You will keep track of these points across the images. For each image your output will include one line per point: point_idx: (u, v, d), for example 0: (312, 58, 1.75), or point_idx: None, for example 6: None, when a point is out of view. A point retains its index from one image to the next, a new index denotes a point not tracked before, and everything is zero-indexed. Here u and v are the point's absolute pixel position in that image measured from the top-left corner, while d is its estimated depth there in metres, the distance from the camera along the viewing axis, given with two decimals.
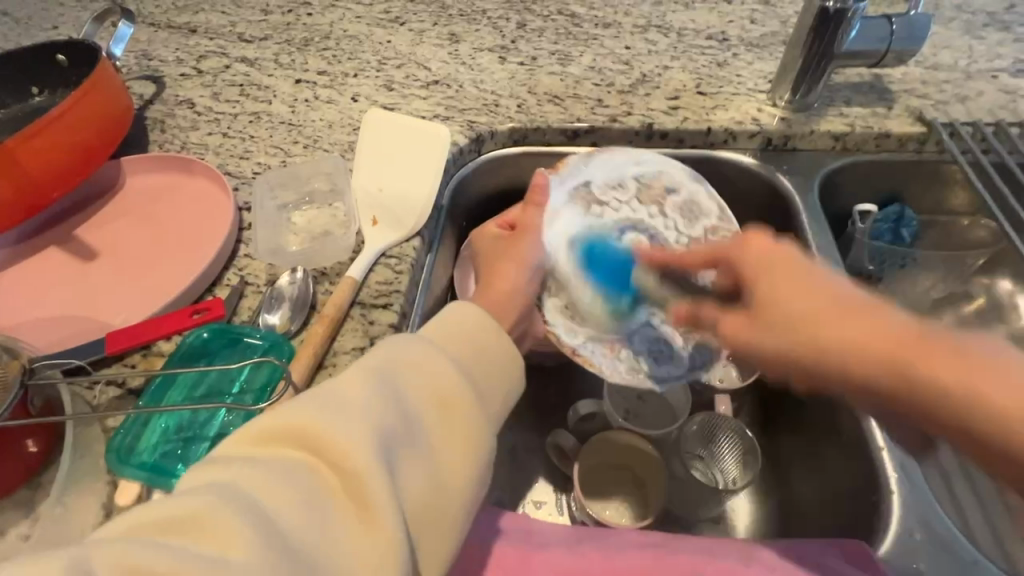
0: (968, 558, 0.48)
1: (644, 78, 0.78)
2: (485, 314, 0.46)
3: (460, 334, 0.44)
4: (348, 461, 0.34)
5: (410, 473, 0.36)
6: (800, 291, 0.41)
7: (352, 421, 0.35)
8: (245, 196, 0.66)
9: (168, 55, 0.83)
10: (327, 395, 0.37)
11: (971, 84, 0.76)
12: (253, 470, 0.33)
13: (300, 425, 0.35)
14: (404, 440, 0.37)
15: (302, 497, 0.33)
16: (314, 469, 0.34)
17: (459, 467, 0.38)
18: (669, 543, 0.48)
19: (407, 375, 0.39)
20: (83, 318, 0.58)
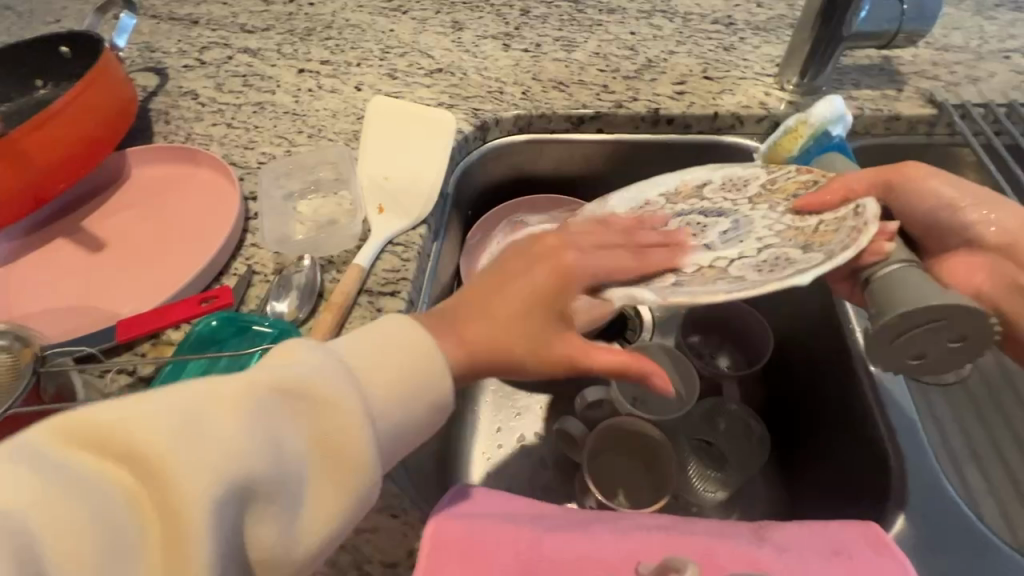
0: (980, 539, 0.48)
1: (650, 64, 0.77)
2: (422, 335, 0.42)
3: (379, 358, 0.40)
4: (181, 505, 0.30)
5: (257, 511, 0.33)
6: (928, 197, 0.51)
7: (203, 451, 0.31)
8: (252, 186, 0.66)
9: (171, 46, 0.83)
10: (188, 409, 0.32)
11: (983, 65, 0.75)
12: (63, 496, 0.28)
13: (138, 446, 0.30)
14: (266, 484, 0.33)
15: (109, 540, 0.28)
16: (138, 496, 0.30)
17: (317, 509, 0.35)
18: (680, 525, 0.48)
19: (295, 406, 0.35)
20: (92, 309, 0.58)
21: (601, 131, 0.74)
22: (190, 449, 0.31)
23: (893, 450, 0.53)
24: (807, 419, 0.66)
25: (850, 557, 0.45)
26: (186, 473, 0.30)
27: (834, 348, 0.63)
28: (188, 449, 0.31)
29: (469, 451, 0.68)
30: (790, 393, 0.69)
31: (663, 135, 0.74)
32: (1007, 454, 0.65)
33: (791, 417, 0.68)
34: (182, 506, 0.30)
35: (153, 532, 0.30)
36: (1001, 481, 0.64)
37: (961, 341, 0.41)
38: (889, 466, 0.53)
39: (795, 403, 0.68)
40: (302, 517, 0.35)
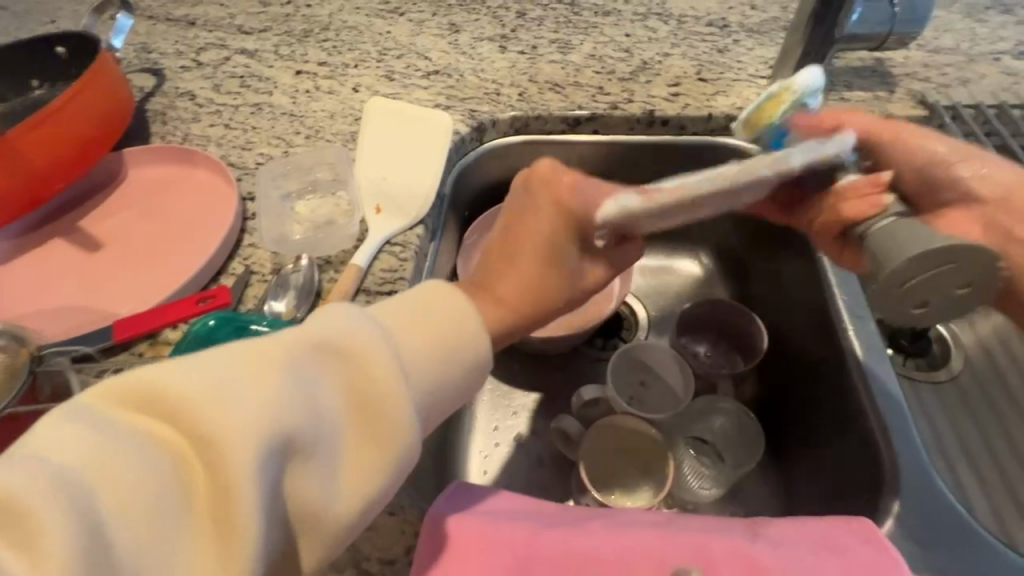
0: (971, 534, 0.49)
1: (645, 65, 0.78)
2: (455, 300, 0.41)
3: (416, 322, 0.39)
4: (224, 457, 0.29)
5: (300, 471, 0.32)
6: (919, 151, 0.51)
7: (246, 409, 0.30)
8: (249, 187, 0.66)
9: (168, 47, 0.83)
10: (229, 369, 0.31)
11: (973, 67, 0.76)
12: (110, 446, 0.28)
13: (183, 399, 0.30)
14: (307, 442, 0.32)
15: (155, 490, 0.28)
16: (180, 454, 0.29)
17: (359, 473, 0.34)
18: (674, 521, 0.49)
19: (336, 365, 0.34)
20: (90, 309, 0.58)
21: (596, 132, 0.75)
22: (233, 403, 0.30)
23: (886, 451, 0.53)
24: (803, 421, 0.66)
25: (842, 552, 0.46)
26: (231, 426, 0.30)
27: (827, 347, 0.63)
28: (231, 404, 0.30)
29: (466, 449, 0.69)
30: (785, 391, 0.70)
31: (658, 136, 0.75)
32: (998, 450, 0.66)
33: (787, 416, 0.68)
34: (227, 462, 0.29)
35: (196, 485, 0.29)
36: (991, 477, 0.64)
37: (967, 288, 0.40)
38: (881, 466, 0.53)
39: (789, 400, 0.69)
40: (343, 480, 0.34)
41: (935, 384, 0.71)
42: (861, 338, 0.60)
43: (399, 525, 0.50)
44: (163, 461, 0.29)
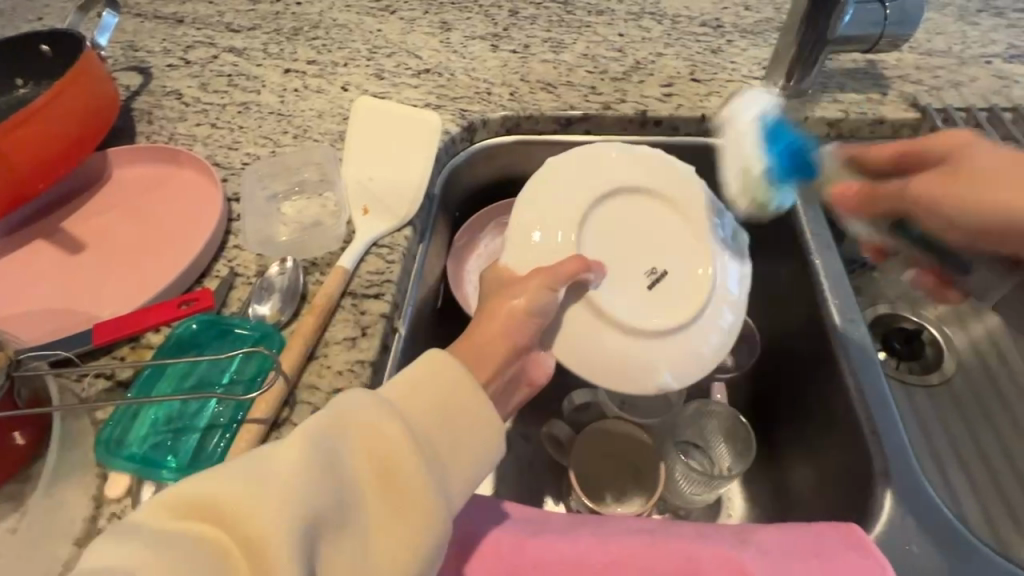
0: (964, 545, 0.49)
1: (638, 65, 0.77)
2: (457, 364, 0.42)
3: (422, 394, 0.40)
4: (261, 549, 0.30)
5: (336, 558, 0.32)
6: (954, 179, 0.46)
7: (275, 504, 0.31)
8: (235, 187, 0.65)
9: (155, 45, 0.82)
10: (259, 470, 0.33)
11: (965, 69, 0.76)
12: (156, 555, 0.30)
13: (217, 500, 0.32)
14: (336, 520, 0.33)
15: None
16: (221, 556, 0.30)
17: (396, 556, 0.34)
18: (665, 529, 0.48)
19: (353, 443, 0.36)
20: (71, 311, 0.57)
21: (589, 133, 0.74)
22: (263, 493, 0.32)
23: (875, 454, 0.53)
24: (794, 423, 0.65)
25: (835, 560, 0.45)
26: (262, 522, 0.31)
27: (818, 350, 0.63)
28: (260, 502, 0.31)
29: None
30: (775, 396, 0.69)
31: (650, 137, 0.74)
32: (989, 454, 0.66)
33: (778, 421, 0.68)
34: (266, 558, 0.30)
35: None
36: (982, 480, 0.64)
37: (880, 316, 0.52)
38: (873, 471, 0.53)
39: (780, 406, 0.68)
40: (379, 559, 0.34)
41: (928, 389, 0.71)
42: (851, 345, 0.59)
43: None
44: (207, 564, 0.30)
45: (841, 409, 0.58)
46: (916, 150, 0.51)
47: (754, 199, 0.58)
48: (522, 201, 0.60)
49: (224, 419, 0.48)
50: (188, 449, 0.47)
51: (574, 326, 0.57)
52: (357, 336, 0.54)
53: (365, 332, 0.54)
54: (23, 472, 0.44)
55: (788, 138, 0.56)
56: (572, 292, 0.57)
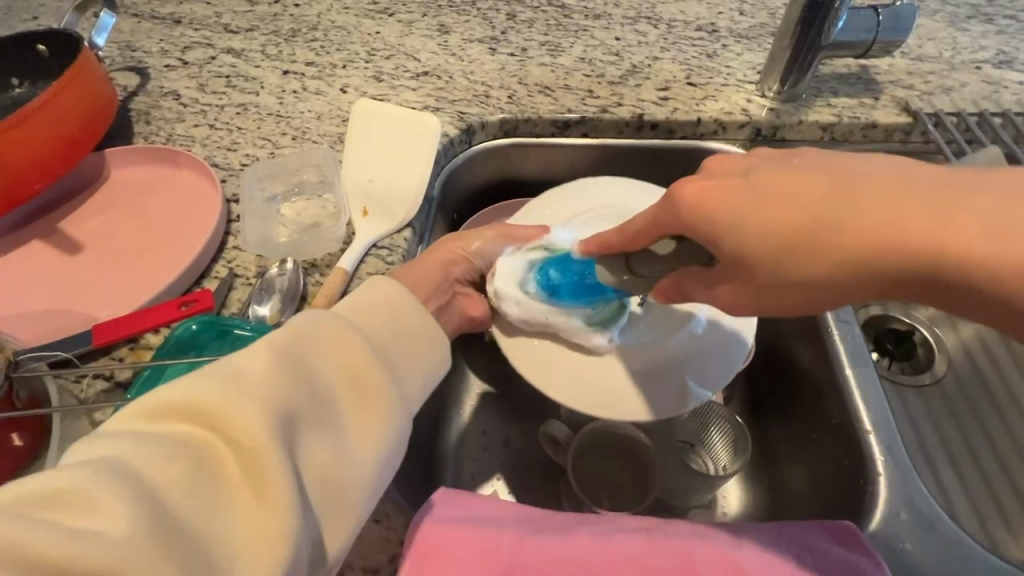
0: (952, 536, 0.50)
1: (634, 69, 0.78)
2: (402, 294, 0.47)
3: (371, 315, 0.45)
4: (246, 434, 0.33)
5: (314, 443, 0.36)
6: (762, 213, 0.37)
7: (252, 393, 0.34)
8: (234, 188, 0.65)
9: (152, 46, 0.82)
10: (229, 370, 0.35)
11: (956, 75, 0.77)
12: (148, 446, 0.31)
13: (199, 400, 0.33)
14: (307, 414, 0.36)
15: (195, 474, 0.31)
16: (204, 441, 0.32)
17: (364, 439, 0.38)
18: (659, 528, 0.48)
19: (316, 354, 0.39)
20: (69, 312, 0.57)
21: (585, 136, 0.75)
22: (239, 387, 0.34)
23: (866, 445, 0.54)
24: (787, 421, 0.66)
25: (826, 556, 0.46)
26: (243, 411, 0.33)
27: (812, 351, 0.63)
28: (234, 391, 0.34)
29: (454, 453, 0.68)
30: (768, 394, 0.71)
31: (647, 140, 0.75)
32: (980, 456, 0.67)
33: (769, 417, 0.70)
34: (249, 436, 0.33)
35: (228, 464, 0.32)
36: (972, 476, 0.66)
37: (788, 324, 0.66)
38: (866, 465, 0.54)
39: (773, 405, 0.69)
40: (347, 440, 0.38)
41: (919, 389, 0.73)
42: (844, 338, 0.60)
43: (383, 533, 0.48)
44: (192, 454, 0.32)
45: (833, 398, 0.59)
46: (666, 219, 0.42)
47: (602, 326, 0.56)
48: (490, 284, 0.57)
49: None
50: None
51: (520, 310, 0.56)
52: None
53: None
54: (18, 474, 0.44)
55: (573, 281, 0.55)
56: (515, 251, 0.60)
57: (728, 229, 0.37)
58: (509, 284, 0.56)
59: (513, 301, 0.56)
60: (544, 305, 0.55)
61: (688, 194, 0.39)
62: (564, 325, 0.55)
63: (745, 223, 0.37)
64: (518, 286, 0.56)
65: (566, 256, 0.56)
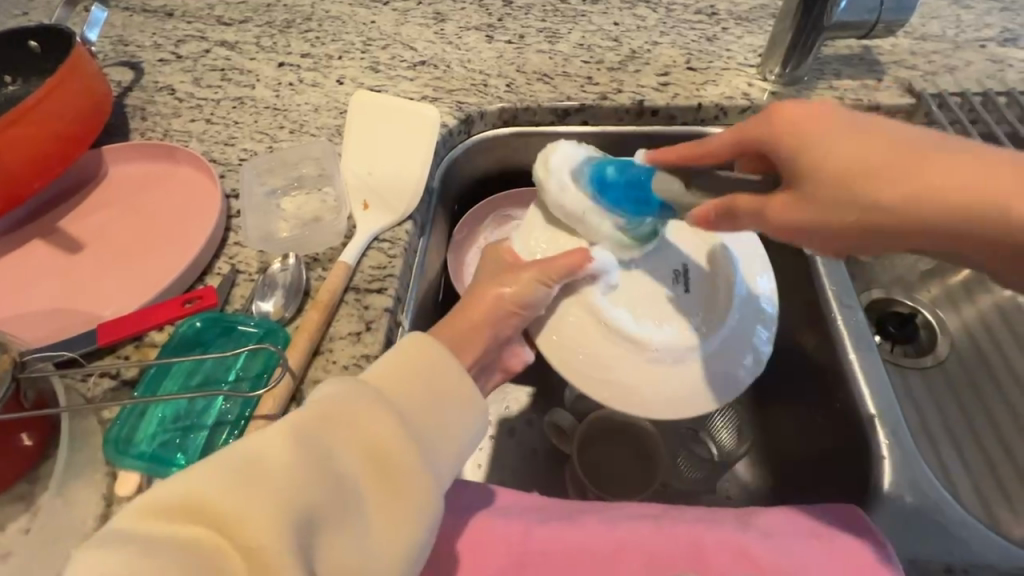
0: (956, 518, 0.50)
1: (634, 55, 0.77)
2: (443, 352, 0.43)
3: (406, 378, 0.41)
4: (262, 548, 0.29)
5: (337, 547, 0.32)
6: (849, 141, 0.38)
7: (269, 494, 0.30)
8: (233, 183, 0.65)
9: (145, 40, 0.81)
10: (244, 461, 0.32)
11: (960, 54, 0.76)
12: (153, 560, 0.28)
13: (212, 502, 0.30)
14: (331, 511, 0.32)
15: None
16: (213, 555, 0.28)
17: (393, 534, 0.34)
18: (666, 514, 0.49)
19: (342, 438, 0.35)
20: (70, 311, 0.57)
21: (586, 123, 0.74)
22: (254, 489, 0.30)
23: (870, 428, 0.55)
24: (790, 407, 0.67)
25: (838, 542, 0.46)
26: (260, 520, 0.29)
27: (816, 337, 0.63)
28: (249, 492, 0.30)
29: None
30: (769, 379, 0.71)
31: (647, 127, 0.74)
32: (983, 437, 0.67)
33: (772, 402, 0.70)
34: (262, 550, 0.29)
35: None
36: (974, 455, 0.66)
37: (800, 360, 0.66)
38: (870, 449, 0.54)
39: (775, 388, 0.70)
40: (370, 538, 0.33)
41: (921, 370, 0.73)
42: (847, 324, 0.60)
43: None
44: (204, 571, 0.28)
45: (835, 383, 0.60)
46: (747, 136, 0.43)
47: (632, 244, 0.57)
48: (542, 177, 0.57)
49: (231, 416, 0.48)
50: (196, 447, 0.47)
51: (591, 365, 0.53)
52: (362, 330, 0.54)
53: (370, 325, 0.54)
54: (30, 472, 0.44)
55: (619, 190, 0.53)
56: (564, 292, 0.54)
57: (811, 148, 0.39)
58: (560, 168, 0.56)
59: (558, 179, 0.56)
60: (582, 198, 0.55)
61: (784, 112, 0.41)
62: (595, 227, 0.55)
63: (832, 142, 0.39)
64: (571, 174, 0.56)
65: (632, 160, 0.54)
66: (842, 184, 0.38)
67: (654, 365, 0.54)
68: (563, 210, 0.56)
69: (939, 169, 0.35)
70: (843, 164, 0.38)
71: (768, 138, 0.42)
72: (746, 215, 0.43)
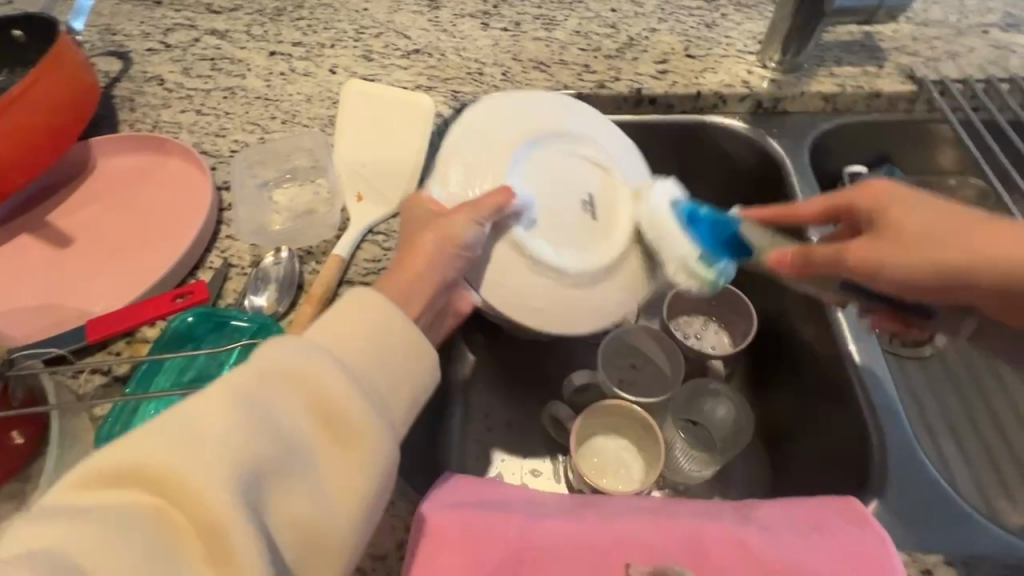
0: (956, 510, 0.50)
1: (632, 42, 0.76)
2: (386, 306, 0.42)
3: (349, 331, 0.39)
4: (212, 506, 0.29)
5: (287, 499, 0.32)
6: (920, 212, 0.46)
7: (207, 452, 0.30)
8: (224, 175, 0.64)
9: (133, 29, 0.79)
10: (179, 422, 0.31)
11: (962, 40, 0.75)
12: (91, 526, 0.27)
13: (147, 466, 0.29)
14: (285, 465, 0.32)
15: (147, 559, 0.27)
16: (156, 516, 0.28)
17: (349, 482, 0.34)
18: (664, 508, 0.48)
19: (281, 394, 0.33)
20: (60, 307, 0.56)
21: None
22: (191, 449, 0.29)
23: (867, 417, 0.55)
24: (788, 399, 0.67)
25: (838, 534, 0.46)
26: (199, 482, 0.29)
27: (815, 327, 0.63)
28: (185, 453, 0.29)
29: None
30: (767, 370, 0.71)
31: (645, 115, 0.73)
32: (980, 426, 0.67)
33: (770, 394, 0.70)
34: (205, 508, 0.28)
35: (187, 541, 0.28)
36: (971, 444, 0.66)
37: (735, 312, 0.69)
38: (867, 433, 0.55)
39: (773, 379, 0.70)
40: (323, 487, 0.33)
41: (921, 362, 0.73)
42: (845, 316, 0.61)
43: (387, 521, 0.47)
44: (150, 533, 0.28)
45: (832, 374, 0.60)
46: (836, 203, 0.51)
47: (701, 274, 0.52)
48: (636, 204, 0.56)
49: None
50: None
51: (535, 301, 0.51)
52: None
53: None
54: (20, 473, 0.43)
55: (706, 221, 0.53)
56: (496, 233, 0.52)
57: (889, 216, 0.47)
58: (661, 196, 0.55)
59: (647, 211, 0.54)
60: (676, 224, 0.53)
61: (873, 187, 0.49)
62: (675, 247, 0.52)
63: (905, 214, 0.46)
64: (668, 202, 0.55)
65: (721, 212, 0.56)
66: (923, 263, 0.45)
67: (566, 293, 0.52)
68: (648, 226, 0.54)
69: (964, 240, 0.44)
70: (916, 230, 0.45)
71: (862, 207, 0.49)
72: (825, 266, 0.48)
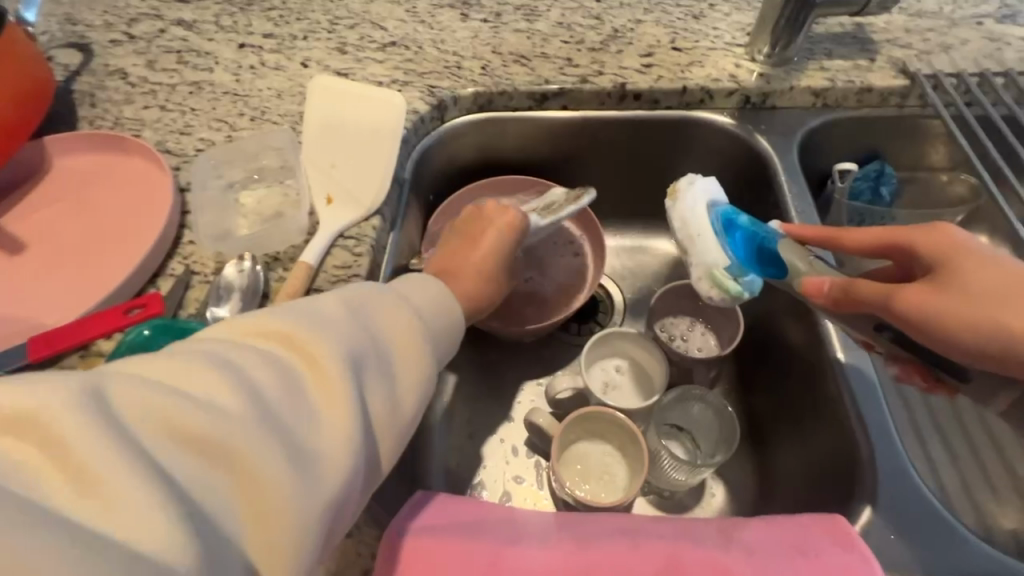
0: (945, 528, 0.48)
1: (616, 34, 0.73)
2: (444, 288, 0.48)
3: (420, 289, 0.47)
4: (326, 364, 0.35)
5: (373, 387, 0.38)
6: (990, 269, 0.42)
7: (326, 332, 0.37)
8: (187, 176, 0.61)
9: (95, 19, 0.75)
10: (306, 310, 0.38)
11: (956, 32, 0.73)
12: (242, 353, 0.34)
13: (283, 328, 0.36)
14: (372, 362, 0.38)
15: (282, 384, 0.33)
16: (288, 358, 0.35)
17: (410, 396, 0.40)
18: (643, 532, 0.47)
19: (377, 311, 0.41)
20: (12, 318, 0.53)
21: (565, 108, 0.70)
22: (316, 327, 0.37)
23: (857, 431, 0.53)
24: (777, 405, 0.65)
25: (821, 558, 0.44)
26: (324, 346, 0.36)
27: (803, 331, 0.61)
28: (314, 328, 0.37)
29: (439, 446, 0.67)
30: (756, 375, 0.70)
31: (630, 111, 0.70)
32: (968, 429, 0.66)
33: (759, 399, 0.68)
34: (325, 363, 0.35)
35: (309, 381, 0.34)
36: (959, 447, 0.65)
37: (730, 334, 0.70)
38: (857, 449, 0.52)
39: (762, 383, 0.68)
40: (396, 388, 0.39)
41: None
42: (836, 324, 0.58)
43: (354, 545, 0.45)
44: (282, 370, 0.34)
45: (822, 383, 0.58)
46: (893, 240, 0.48)
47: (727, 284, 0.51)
48: (673, 201, 0.56)
49: None
50: None
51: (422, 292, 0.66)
52: None
53: None
54: None
55: (746, 231, 0.52)
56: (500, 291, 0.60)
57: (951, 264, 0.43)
58: (700, 196, 0.55)
59: (682, 218, 0.54)
60: (711, 230, 0.53)
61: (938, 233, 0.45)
62: (705, 252, 0.52)
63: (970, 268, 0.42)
64: (706, 206, 0.54)
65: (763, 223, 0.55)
66: (975, 319, 0.41)
67: None
68: (686, 231, 0.54)
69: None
70: (979, 285, 0.41)
71: (922, 252, 0.45)
72: (867, 304, 0.45)
